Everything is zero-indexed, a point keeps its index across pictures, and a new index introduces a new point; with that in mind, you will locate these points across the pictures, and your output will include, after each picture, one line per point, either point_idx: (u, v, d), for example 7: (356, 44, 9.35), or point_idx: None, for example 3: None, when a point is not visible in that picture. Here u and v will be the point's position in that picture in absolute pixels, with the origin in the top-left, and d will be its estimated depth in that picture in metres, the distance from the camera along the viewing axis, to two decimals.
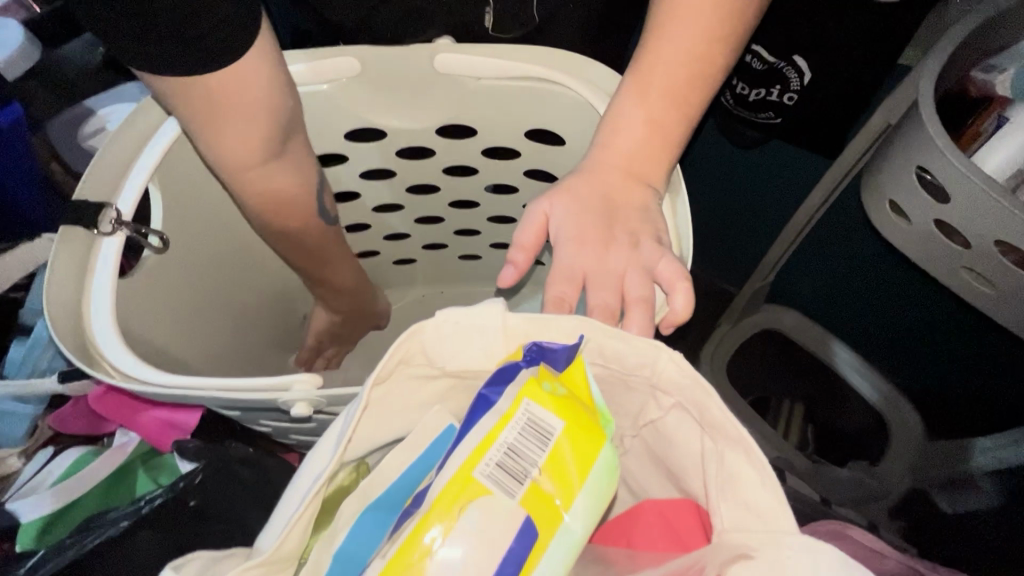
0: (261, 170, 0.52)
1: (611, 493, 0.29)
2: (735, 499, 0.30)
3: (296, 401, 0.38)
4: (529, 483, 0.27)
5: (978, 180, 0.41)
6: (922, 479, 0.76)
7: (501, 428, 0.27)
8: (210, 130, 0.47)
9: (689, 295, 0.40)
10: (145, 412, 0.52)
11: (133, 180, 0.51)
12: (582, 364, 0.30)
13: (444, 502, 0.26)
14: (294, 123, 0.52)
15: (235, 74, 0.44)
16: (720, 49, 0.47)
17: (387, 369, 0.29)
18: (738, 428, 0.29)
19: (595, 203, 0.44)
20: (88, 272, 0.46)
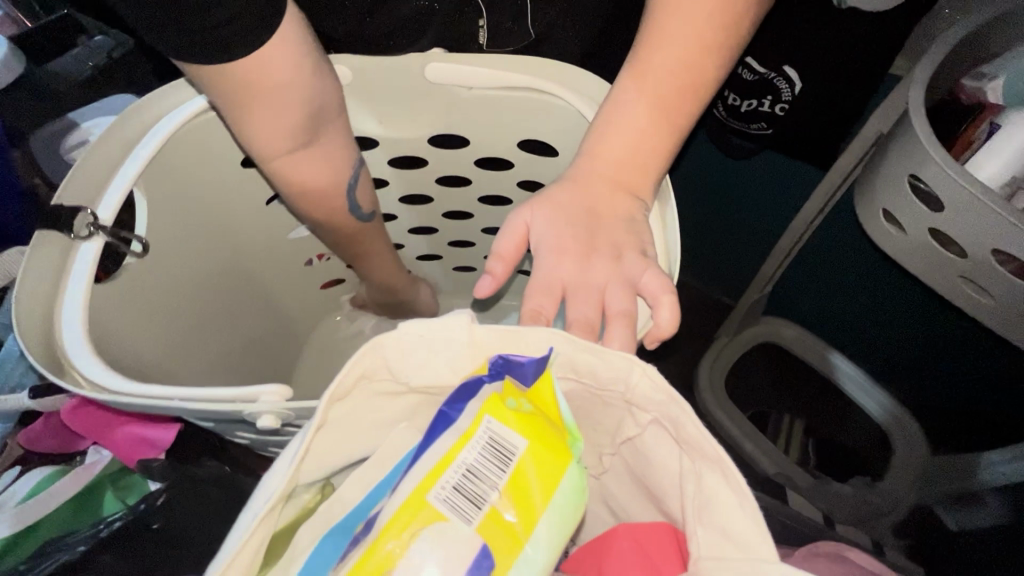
0: (291, 159, 0.52)
1: (579, 519, 0.28)
2: (712, 526, 0.25)
3: (263, 413, 0.38)
4: (488, 508, 0.26)
5: (969, 188, 0.52)
6: (927, 496, 0.83)
7: (461, 448, 0.26)
8: (242, 116, 0.47)
9: (675, 310, 0.39)
10: (118, 428, 0.52)
11: (112, 190, 0.51)
12: (552, 380, 0.28)
13: (394, 528, 0.25)
14: (327, 112, 0.52)
15: (262, 58, 0.44)
16: (712, 59, 0.46)
17: (347, 383, 0.27)
18: (714, 445, 0.25)
19: (577, 214, 0.44)
20: (65, 274, 0.47)
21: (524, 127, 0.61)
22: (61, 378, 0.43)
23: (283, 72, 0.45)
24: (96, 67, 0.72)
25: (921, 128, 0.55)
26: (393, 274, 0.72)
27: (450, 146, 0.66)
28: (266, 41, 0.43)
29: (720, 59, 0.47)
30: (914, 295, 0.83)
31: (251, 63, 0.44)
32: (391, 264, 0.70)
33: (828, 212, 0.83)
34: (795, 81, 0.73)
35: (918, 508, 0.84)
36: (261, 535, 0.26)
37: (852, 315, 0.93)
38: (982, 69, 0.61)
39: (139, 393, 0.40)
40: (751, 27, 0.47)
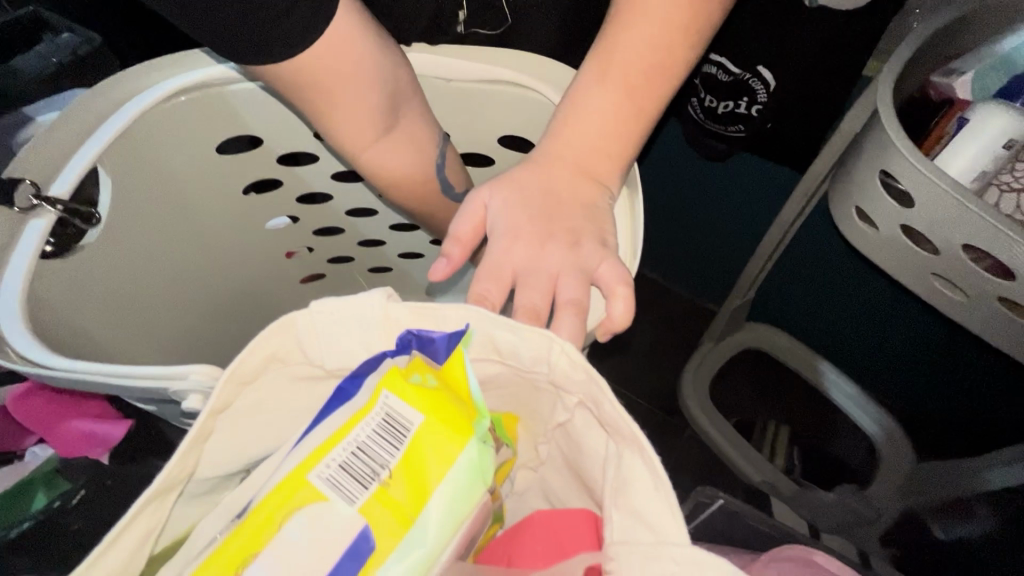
0: (379, 146, 0.51)
1: (479, 497, 0.27)
2: (628, 510, 0.24)
3: (189, 393, 0.34)
4: (375, 486, 0.25)
5: (939, 182, 0.52)
6: (917, 504, 0.80)
7: (354, 425, 0.26)
8: (321, 113, 0.47)
9: (630, 302, 0.35)
10: (68, 421, 0.50)
11: (75, 162, 0.47)
12: (463, 357, 0.25)
13: (274, 503, 0.26)
14: (404, 91, 0.50)
15: (327, 38, 0.43)
16: (683, 40, 0.42)
17: (252, 365, 0.26)
18: (631, 425, 0.23)
19: (536, 199, 0.39)
20: (8, 252, 0.42)
21: (493, 122, 0.61)
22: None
23: (353, 51, 0.45)
24: (61, 65, 0.70)
25: (890, 124, 0.54)
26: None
27: None
28: (328, 21, 0.43)
29: (694, 39, 0.42)
30: (898, 300, 0.82)
31: (321, 45, 0.43)
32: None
33: (807, 214, 0.81)
34: (770, 82, 0.73)
35: (908, 514, 0.81)
36: (145, 521, 0.26)
37: (836, 321, 0.92)
38: (952, 65, 0.60)
39: (72, 369, 0.36)
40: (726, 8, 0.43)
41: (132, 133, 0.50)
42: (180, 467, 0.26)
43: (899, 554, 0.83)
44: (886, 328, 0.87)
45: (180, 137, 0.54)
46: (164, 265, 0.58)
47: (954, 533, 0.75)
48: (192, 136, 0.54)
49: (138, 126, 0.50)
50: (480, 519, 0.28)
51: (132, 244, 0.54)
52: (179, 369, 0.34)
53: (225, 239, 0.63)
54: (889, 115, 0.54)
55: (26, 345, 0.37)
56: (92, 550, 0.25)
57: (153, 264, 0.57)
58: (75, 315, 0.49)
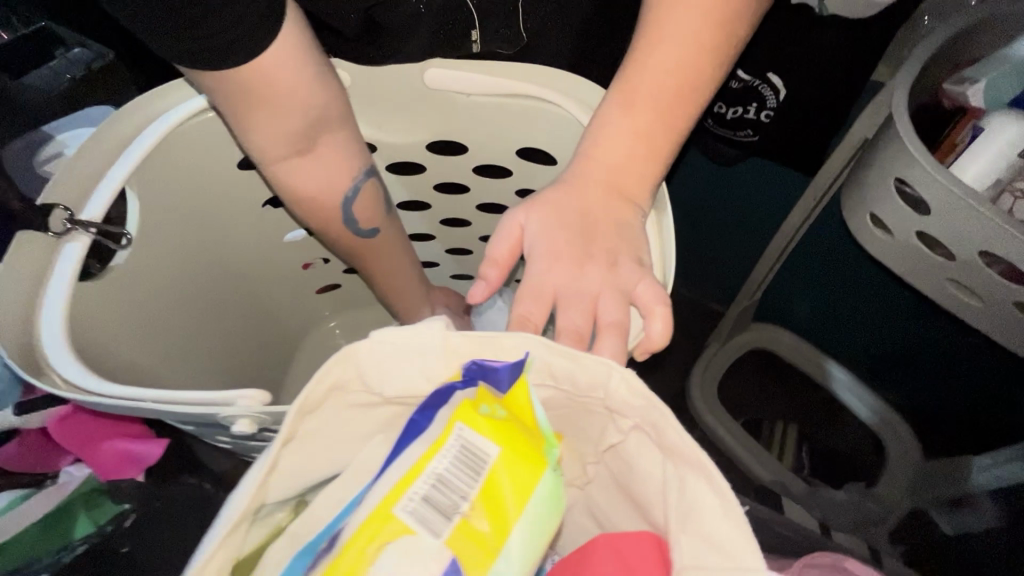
0: (291, 165, 0.48)
1: (555, 529, 0.26)
2: (696, 534, 0.23)
3: (238, 418, 0.34)
4: (458, 519, 0.24)
5: (955, 190, 0.52)
6: (920, 500, 0.81)
7: (431, 457, 0.25)
8: (237, 119, 0.44)
9: (668, 321, 0.36)
10: (101, 442, 0.48)
11: (105, 184, 0.47)
12: (528, 386, 0.26)
13: (359, 542, 0.24)
14: (330, 118, 0.48)
15: (265, 59, 0.41)
16: (710, 59, 0.42)
17: (317, 396, 0.26)
18: (695, 449, 0.23)
19: (572, 220, 0.40)
20: (47, 275, 0.42)
21: (513, 134, 0.61)
22: (37, 379, 0.37)
23: (287, 75, 0.43)
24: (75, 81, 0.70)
25: (904, 132, 0.55)
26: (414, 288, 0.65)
27: (447, 153, 0.66)
28: (270, 41, 0.41)
29: (720, 59, 0.43)
30: (906, 299, 0.84)
31: (257, 65, 0.41)
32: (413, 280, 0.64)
33: (816, 218, 0.82)
34: (779, 88, 0.74)
35: (914, 513, 0.82)
36: (222, 554, 0.25)
37: (845, 322, 0.93)
38: (963, 73, 0.61)
39: (116, 395, 0.36)
40: (751, 27, 0.43)
41: (158, 152, 0.51)
42: (251, 500, 0.25)
43: (909, 551, 0.81)
44: (893, 328, 0.88)
45: (205, 153, 0.54)
46: (188, 281, 0.58)
47: (958, 526, 0.75)
48: (215, 153, 0.55)
49: (163, 146, 0.51)
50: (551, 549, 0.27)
51: (158, 260, 0.54)
52: (229, 393, 0.34)
53: (245, 253, 0.63)
54: (904, 124, 0.55)
55: (72, 371, 0.38)
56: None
57: (178, 279, 0.57)
58: (108, 332, 0.49)
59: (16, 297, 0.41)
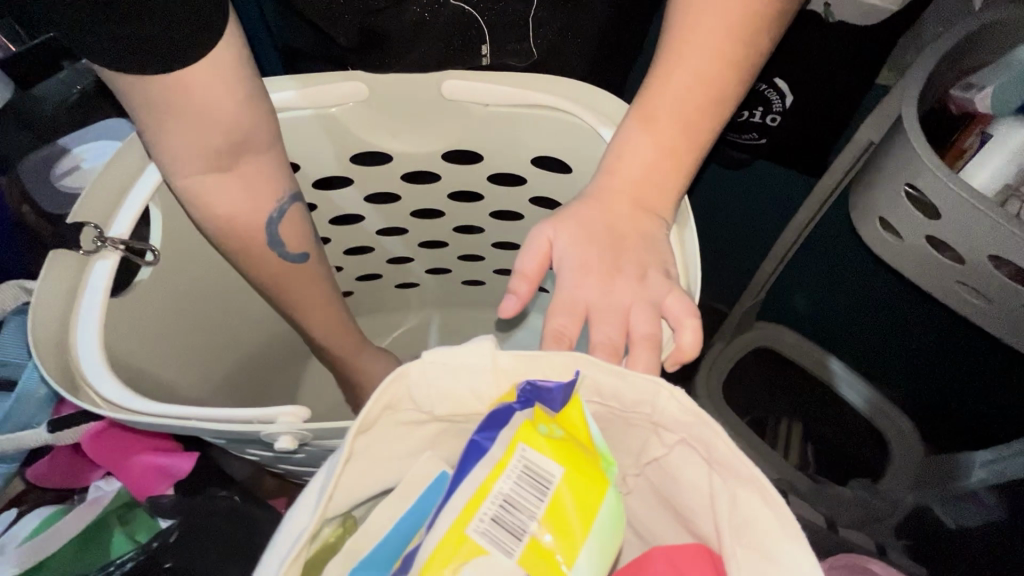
0: (205, 180, 0.46)
1: (617, 547, 0.26)
2: (751, 545, 0.24)
3: (281, 434, 0.35)
4: (528, 539, 0.24)
5: (968, 198, 0.53)
6: (926, 496, 0.79)
7: (497, 477, 0.25)
8: (154, 130, 0.42)
9: (698, 333, 0.37)
10: (134, 456, 0.49)
11: (131, 201, 0.47)
12: (580, 403, 0.27)
13: (435, 566, 0.23)
14: (255, 140, 0.47)
15: (187, 74, 0.39)
16: (732, 76, 0.43)
17: (372, 415, 0.27)
18: (748, 464, 0.24)
19: (600, 233, 0.40)
20: (78, 292, 0.43)
21: (528, 143, 0.62)
22: (76, 396, 0.38)
23: (211, 92, 0.41)
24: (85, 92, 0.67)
25: (914, 137, 0.56)
26: (337, 331, 0.61)
27: (462, 161, 0.66)
28: (194, 57, 0.39)
29: (740, 78, 0.44)
30: (910, 298, 0.85)
31: (175, 78, 0.39)
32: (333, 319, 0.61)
33: (820, 219, 0.83)
34: (786, 92, 0.75)
35: (918, 509, 0.79)
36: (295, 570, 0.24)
37: (850, 322, 0.94)
38: (971, 79, 0.61)
39: (154, 413, 0.36)
40: (771, 42, 0.44)
41: None
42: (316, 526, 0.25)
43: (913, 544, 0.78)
44: (897, 326, 0.89)
45: None
46: (210, 292, 0.58)
47: (964, 520, 0.73)
48: None
49: None
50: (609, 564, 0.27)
51: (182, 273, 0.54)
52: (269, 410, 0.35)
53: None
54: (914, 129, 0.56)
55: (108, 388, 0.38)
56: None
57: (201, 291, 0.57)
58: (134, 348, 0.50)
59: (48, 316, 0.41)
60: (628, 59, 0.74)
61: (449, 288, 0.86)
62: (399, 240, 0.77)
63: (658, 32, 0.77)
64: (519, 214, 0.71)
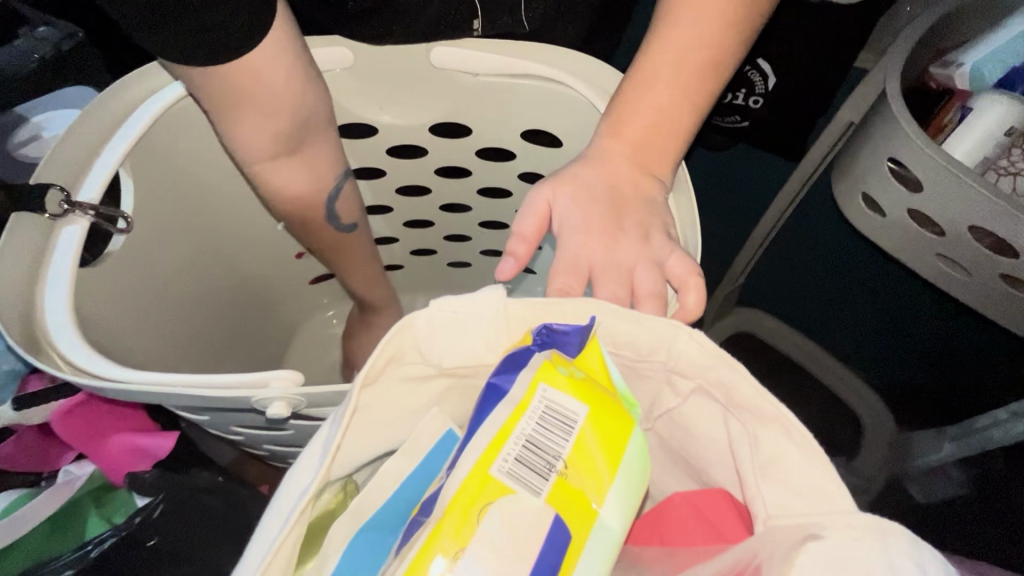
0: (275, 164, 0.48)
1: (643, 488, 0.26)
2: (778, 483, 0.24)
3: (273, 401, 0.33)
4: (555, 478, 0.23)
5: (939, 159, 0.54)
6: (898, 470, 0.80)
7: (518, 418, 0.24)
8: (225, 120, 0.44)
9: (702, 293, 0.36)
10: (111, 436, 0.46)
11: (102, 162, 0.44)
12: (598, 347, 0.26)
13: (458, 509, 0.22)
14: (316, 121, 0.47)
15: (256, 54, 0.40)
16: (732, 37, 0.43)
17: (375, 367, 0.25)
18: (773, 403, 0.24)
19: (600, 193, 0.40)
20: (44, 262, 0.40)
21: (520, 116, 0.61)
22: (38, 360, 0.35)
23: (276, 75, 0.42)
24: (43, 61, 0.62)
25: (898, 106, 0.56)
26: (373, 287, 0.63)
27: (450, 135, 0.64)
28: (261, 38, 0.40)
29: (741, 37, 0.43)
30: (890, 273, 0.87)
31: (243, 63, 0.40)
32: (379, 285, 0.63)
33: (801, 200, 0.83)
34: (768, 74, 0.75)
35: (891, 483, 0.81)
36: (300, 527, 0.23)
37: (830, 302, 0.95)
38: (947, 57, 0.62)
39: (130, 380, 0.34)
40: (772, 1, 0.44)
41: (155, 131, 0.48)
42: (325, 478, 0.23)
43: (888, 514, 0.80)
44: (874, 306, 0.91)
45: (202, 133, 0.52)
46: (187, 266, 0.54)
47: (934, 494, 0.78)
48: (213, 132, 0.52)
49: (161, 123, 0.48)
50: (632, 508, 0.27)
51: (158, 245, 0.51)
52: (259, 376, 0.33)
53: (245, 243, 0.60)
54: (897, 98, 0.56)
55: (74, 351, 0.36)
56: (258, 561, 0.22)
57: (178, 264, 0.53)
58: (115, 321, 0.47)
59: (13, 281, 0.38)
60: (616, 37, 0.73)
61: (433, 271, 0.84)
62: (383, 218, 0.75)
63: (644, 13, 0.77)
64: (507, 191, 0.70)
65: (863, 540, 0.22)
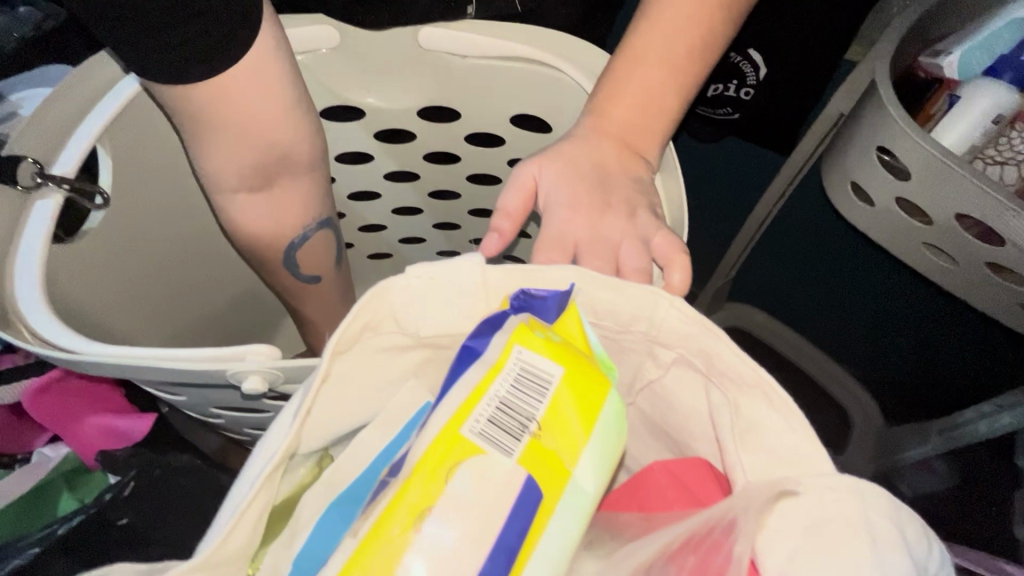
0: (239, 197, 0.46)
1: (619, 452, 0.25)
2: (756, 449, 0.24)
3: (248, 375, 0.32)
4: (528, 439, 0.23)
5: (934, 151, 0.51)
6: (884, 466, 0.82)
7: (492, 379, 0.23)
8: (195, 144, 0.43)
9: (688, 272, 0.35)
10: (84, 418, 0.45)
11: (76, 138, 0.43)
12: (577, 313, 0.25)
13: (428, 466, 0.22)
14: (294, 159, 0.46)
15: (233, 82, 0.39)
16: (720, 19, 0.43)
17: (348, 334, 0.25)
18: (754, 369, 0.24)
19: (587, 171, 0.39)
20: (16, 233, 0.39)
21: (510, 100, 0.60)
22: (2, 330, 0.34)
23: (252, 105, 0.40)
24: (23, 41, 0.61)
25: (886, 92, 0.53)
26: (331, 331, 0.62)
27: (439, 119, 0.64)
28: (245, 50, 0.38)
29: (730, 17, 0.43)
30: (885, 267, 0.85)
31: (217, 89, 0.38)
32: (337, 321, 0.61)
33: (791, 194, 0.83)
34: (759, 65, 0.74)
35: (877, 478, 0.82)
36: (265, 499, 0.22)
37: (818, 296, 0.95)
38: (937, 46, 0.62)
39: (100, 353, 0.33)
40: None
41: (136, 107, 0.47)
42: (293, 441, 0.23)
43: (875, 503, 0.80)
44: (863, 302, 0.91)
45: None
46: (165, 247, 0.53)
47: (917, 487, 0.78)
48: None
49: (142, 99, 0.47)
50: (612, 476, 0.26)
51: (138, 224, 0.50)
52: (235, 350, 0.33)
53: None
54: (885, 87, 0.53)
55: (45, 326, 0.35)
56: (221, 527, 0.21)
57: (159, 244, 0.52)
58: (92, 298, 0.46)
59: None
60: (608, 25, 0.72)
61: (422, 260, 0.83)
62: (372, 205, 0.74)
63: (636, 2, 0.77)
64: (497, 178, 0.69)
65: (842, 501, 0.23)
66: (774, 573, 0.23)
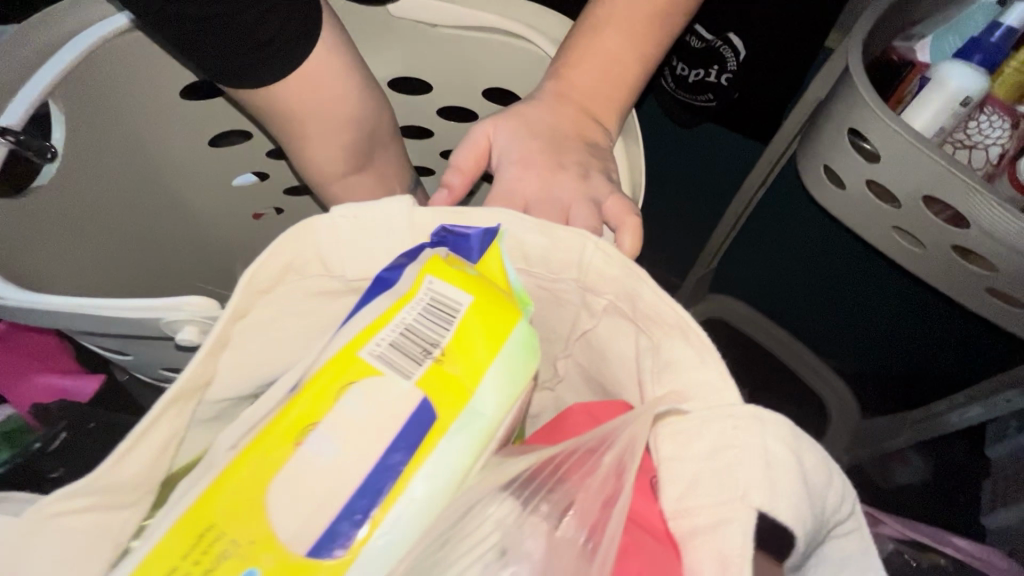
0: (349, 181, 0.49)
1: (529, 379, 0.28)
2: (673, 383, 0.26)
3: (183, 325, 0.33)
4: (430, 362, 0.25)
5: (906, 135, 0.46)
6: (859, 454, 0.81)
7: (400, 307, 0.26)
8: (299, 144, 0.45)
9: (638, 235, 0.35)
10: (29, 377, 0.46)
11: (27, 90, 0.41)
12: (500, 252, 0.28)
13: (325, 383, 0.25)
14: (379, 133, 0.48)
15: (314, 69, 0.41)
16: None
17: (271, 272, 0.27)
18: (676, 310, 0.26)
19: (542, 131, 0.39)
20: None
21: (481, 74, 0.59)
22: None
23: (334, 90, 0.43)
24: None
25: (858, 75, 0.48)
26: None
27: (411, 92, 0.63)
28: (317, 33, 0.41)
29: None
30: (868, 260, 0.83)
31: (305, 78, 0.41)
32: None
33: (771, 182, 0.79)
34: (740, 49, 0.69)
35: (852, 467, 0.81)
36: (164, 428, 0.27)
37: (795, 284, 0.94)
38: (912, 30, 0.61)
39: (29, 298, 0.32)
40: None
41: (97, 64, 0.46)
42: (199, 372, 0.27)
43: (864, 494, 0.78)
44: (840, 293, 0.89)
45: (147, 70, 0.49)
46: (130, 213, 0.52)
47: (896, 478, 0.77)
48: (158, 72, 0.49)
49: (101, 56, 0.46)
50: (520, 412, 0.28)
51: (97, 186, 0.49)
52: (171, 301, 0.32)
53: (196, 194, 0.57)
54: (858, 68, 0.48)
55: None
56: (113, 452, 0.26)
57: (120, 208, 0.51)
58: (42, 256, 0.44)
59: None
60: None
61: None
62: None
63: None
64: None
65: (743, 426, 0.24)
66: (672, 496, 0.26)
